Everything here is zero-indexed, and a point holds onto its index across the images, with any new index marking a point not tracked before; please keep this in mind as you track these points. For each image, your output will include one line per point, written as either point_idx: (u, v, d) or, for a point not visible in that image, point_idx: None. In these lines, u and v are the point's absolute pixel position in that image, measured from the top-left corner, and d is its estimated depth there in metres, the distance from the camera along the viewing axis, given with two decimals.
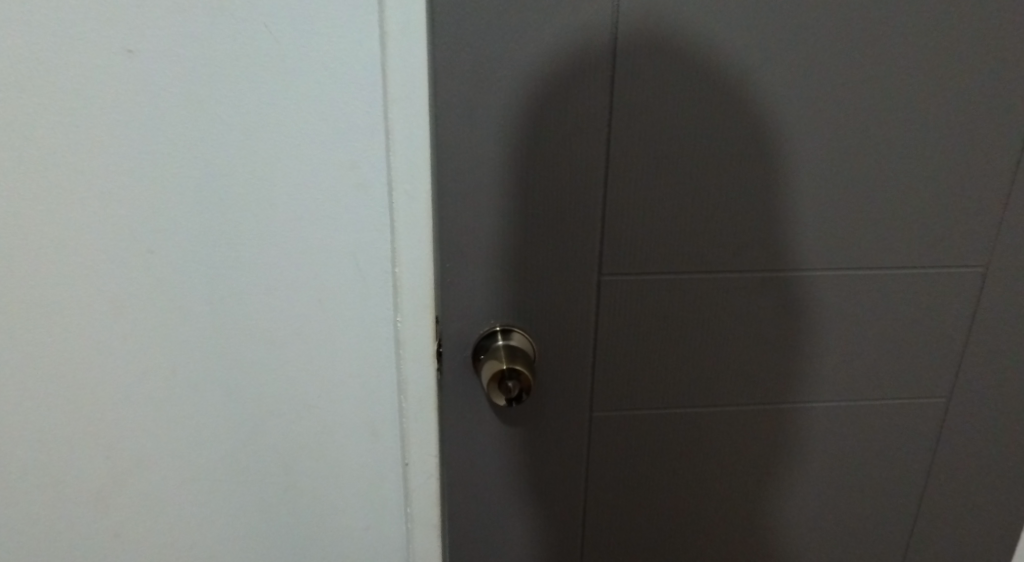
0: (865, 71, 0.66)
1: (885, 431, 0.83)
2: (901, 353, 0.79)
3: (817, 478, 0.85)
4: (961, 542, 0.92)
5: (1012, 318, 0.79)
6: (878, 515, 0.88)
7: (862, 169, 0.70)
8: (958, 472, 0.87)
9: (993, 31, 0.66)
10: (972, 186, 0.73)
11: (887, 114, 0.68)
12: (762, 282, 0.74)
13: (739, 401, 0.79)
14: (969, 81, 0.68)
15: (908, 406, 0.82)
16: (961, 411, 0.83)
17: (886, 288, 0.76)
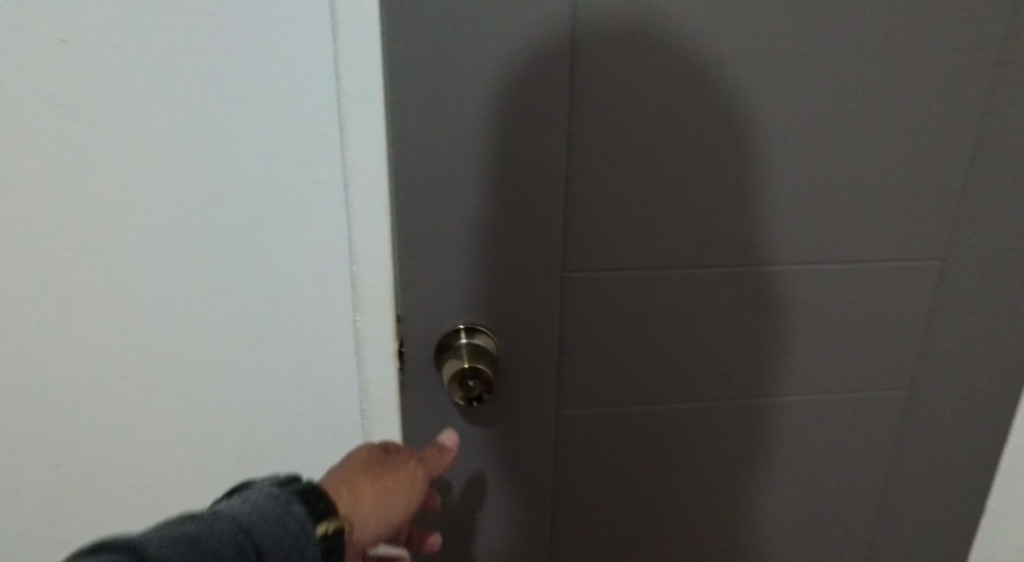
0: (823, 66, 0.67)
1: (853, 425, 0.85)
2: (862, 347, 0.81)
3: (786, 473, 0.86)
4: (926, 535, 0.93)
5: (968, 311, 0.81)
6: (843, 508, 0.89)
7: (830, 165, 0.71)
8: (923, 464, 0.88)
9: (947, 27, 0.67)
10: (926, 181, 0.74)
11: (846, 109, 0.69)
12: (730, 280, 0.74)
13: (710, 398, 0.79)
14: (924, 76, 0.69)
15: (870, 399, 0.84)
16: (924, 403, 0.84)
17: (846, 283, 0.77)
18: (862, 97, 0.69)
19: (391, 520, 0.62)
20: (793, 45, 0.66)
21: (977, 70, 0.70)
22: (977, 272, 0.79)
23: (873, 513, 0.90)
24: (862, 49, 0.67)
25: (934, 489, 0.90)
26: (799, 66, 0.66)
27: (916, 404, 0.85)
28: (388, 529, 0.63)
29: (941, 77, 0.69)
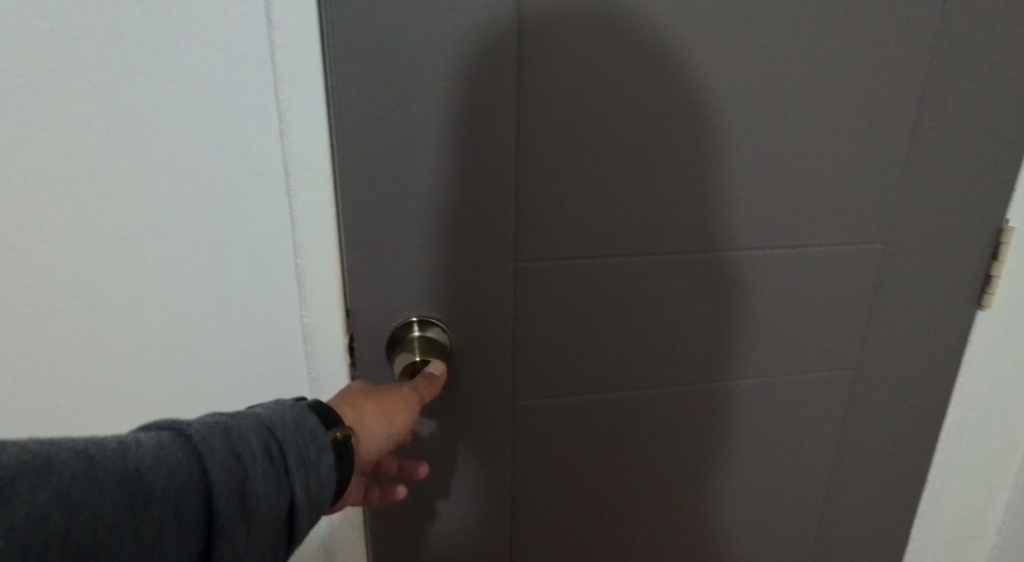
0: (764, 57, 0.68)
1: (798, 421, 0.87)
2: (804, 332, 0.83)
3: (736, 474, 0.88)
4: (877, 515, 0.95)
5: (905, 296, 0.83)
6: (792, 494, 0.91)
7: (785, 163, 0.73)
8: (871, 452, 0.89)
9: (880, 21, 0.69)
10: (864, 170, 0.76)
11: (785, 101, 0.71)
12: (684, 282, 0.76)
13: (665, 400, 0.81)
14: (859, 68, 0.71)
15: (814, 383, 0.86)
16: (864, 388, 0.87)
17: (786, 270, 0.79)
18: (822, 97, 0.71)
19: (390, 435, 0.59)
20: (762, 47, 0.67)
21: (906, 63, 0.72)
22: (913, 258, 0.82)
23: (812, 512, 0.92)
24: (826, 49, 0.69)
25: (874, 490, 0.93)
26: (765, 67, 0.68)
27: (860, 403, 0.87)
28: (386, 446, 0.59)
29: (895, 88, 0.73)
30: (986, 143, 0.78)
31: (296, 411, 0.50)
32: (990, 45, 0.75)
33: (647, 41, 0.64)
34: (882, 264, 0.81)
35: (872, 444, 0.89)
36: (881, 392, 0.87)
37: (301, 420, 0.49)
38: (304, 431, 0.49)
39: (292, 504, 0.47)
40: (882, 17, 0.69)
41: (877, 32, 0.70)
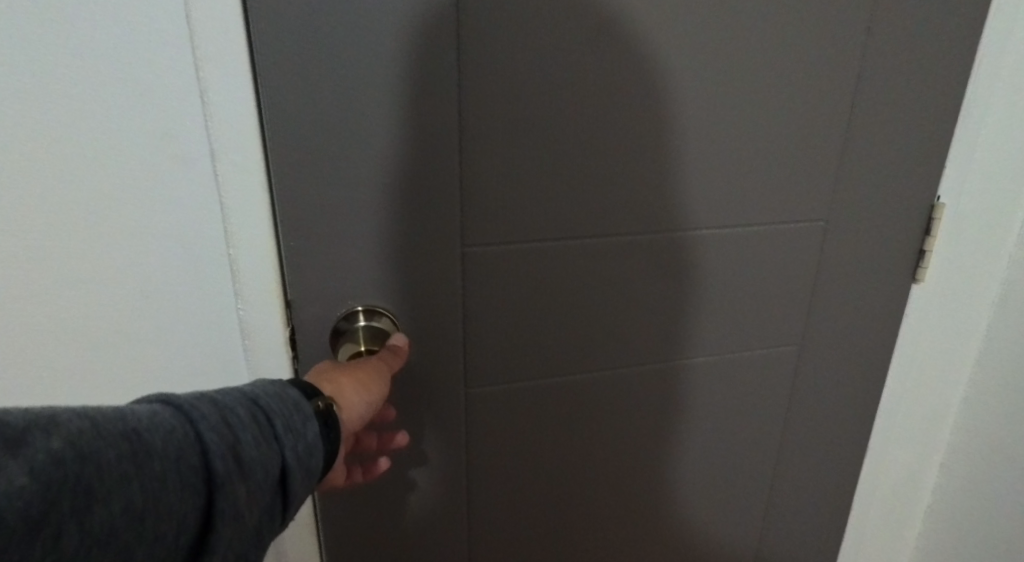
0: (703, 91, 0.58)
1: (761, 455, 0.79)
2: (756, 367, 0.74)
3: (690, 517, 0.80)
4: (774, 547, 0.87)
5: (868, 346, 0.77)
6: (731, 531, 0.84)
7: (716, 197, 0.63)
8: (813, 479, 0.84)
9: (845, 42, 0.61)
10: (819, 202, 0.67)
11: (727, 131, 0.60)
12: (628, 347, 0.66)
13: (622, 461, 0.73)
14: (820, 90, 0.62)
15: (765, 419, 0.77)
16: (822, 419, 0.80)
17: (728, 310, 0.69)
18: (752, 119, 0.61)
19: (370, 405, 0.50)
20: (673, 73, 0.57)
21: (876, 90, 0.64)
22: (874, 308, 0.75)
23: (773, 541, 0.87)
24: (750, 68, 0.59)
25: (822, 520, 0.87)
26: (679, 94, 0.58)
27: (824, 431, 0.81)
28: (367, 418, 0.50)
29: (843, 103, 0.63)
30: (947, 162, 0.70)
31: (277, 386, 0.43)
32: (959, 49, 0.65)
33: (533, 81, 0.53)
34: (840, 291, 0.73)
35: (838, 467, 0.84)
36: (846, 417, 0.81)
37: (282, 394, 0.42)
38: (288, 402, 0.42)
39: (235, 527, 0.37)
40: (817, 28, 0.59)
41: (812, 44, 0.59)
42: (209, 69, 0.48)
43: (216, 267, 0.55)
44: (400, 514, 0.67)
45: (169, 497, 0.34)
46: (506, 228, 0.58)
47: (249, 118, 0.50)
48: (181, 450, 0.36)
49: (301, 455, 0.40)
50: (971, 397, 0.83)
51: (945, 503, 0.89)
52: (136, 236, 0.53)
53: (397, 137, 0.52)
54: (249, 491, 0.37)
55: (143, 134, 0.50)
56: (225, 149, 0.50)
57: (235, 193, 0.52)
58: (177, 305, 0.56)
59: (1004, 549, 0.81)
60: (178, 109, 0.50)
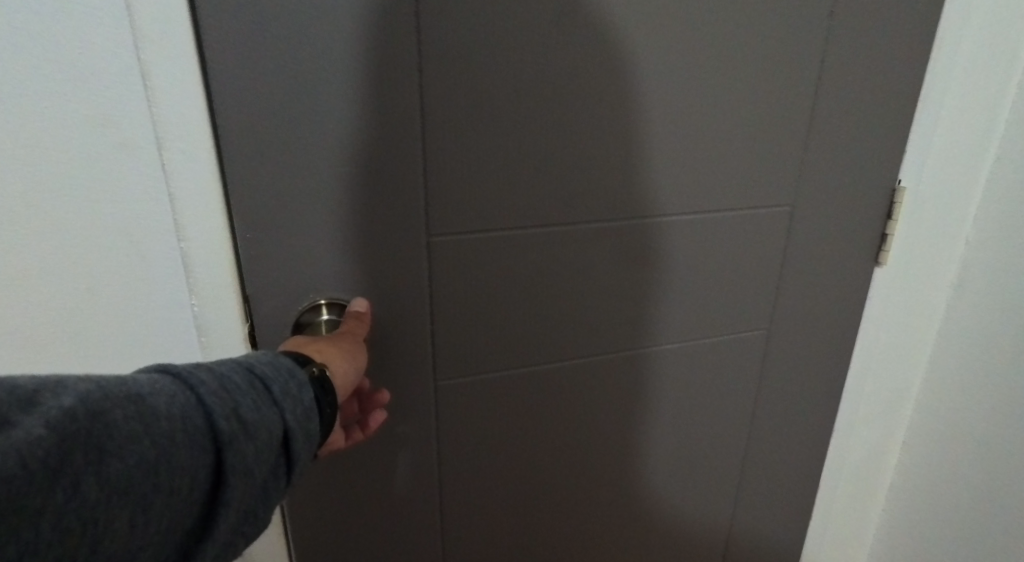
0: (670, 77, 0.58)
1: (730, 439, 0.80)
2: (725, 352, 0.74)
3: (661, 503, 0.80)
4: (746, 530, 0.89)
5: (833, 328, 0.78)
6: (702, 515, 0.84)
7: (683, 184, 0.62)
8: (781, 460, 0.85)
9: (809, 27, 0.61)
10: (785, 187, 0.67)
11: (694, 117, 0.60)
12: (598, 335, 0.66)
13: (593, 449, 0.72)
14: (785, 75, 0.62)
15: (734, 403, 0.78)
16: (790, 401, 0.81)
17: (698, 296, 0.69)
18: (718, 104, 0.60)
19: (359, 368, 0.51)
20: (639, 57, 0.56)
21: (840, 75, 0.64)
22: (838, 291, 0.76)
23: (743, 524, 0.88)
24: (717, 52, 0.58)
25: (789, 501, 0.89)
26: (645, 78, 0.57)
27: (791, 414, 0.82)
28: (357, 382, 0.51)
29: (806, 88, 0.63)
30: (906, 146, 0.71)
31: (271, 354, 0.43)
32: (917, 34, 0.65)
33: (497, 65, 0.52)
34: (805, 276, 0.73)
35: (804, 449, 0.85)
36: (812, 399, 0.82)
37: (278, 360, 0.42)
38: (285, 369, 0.42)
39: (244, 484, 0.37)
40: (781, 12, 0.59)
41: (776, 28, 0.59)
42: (153, 49, 0.45)
43: (165, 260, 0.53)
44: (371, 510, 0.66)
45: (178, 455, 0.35)
46: (473, 217, 0.56)
47: (198, 103, 0.48)
48: (185, 413, 0.36)
49: (301, 418, 0.41)
50: (929, 377, 0.85)
51: (905, 481, 0.91)
52: (76, 228, 0.50)
53: (357, 124, 0.51)
54: (256, 451, 0.38)
55: (81, 119, 0.46)
56: (174, 135, 0.48)
57: (185, 182, 0.49)
58: (124, 303, 0.53)
59: (959, 524, 0.84)
60: (118, 92, 0.46)
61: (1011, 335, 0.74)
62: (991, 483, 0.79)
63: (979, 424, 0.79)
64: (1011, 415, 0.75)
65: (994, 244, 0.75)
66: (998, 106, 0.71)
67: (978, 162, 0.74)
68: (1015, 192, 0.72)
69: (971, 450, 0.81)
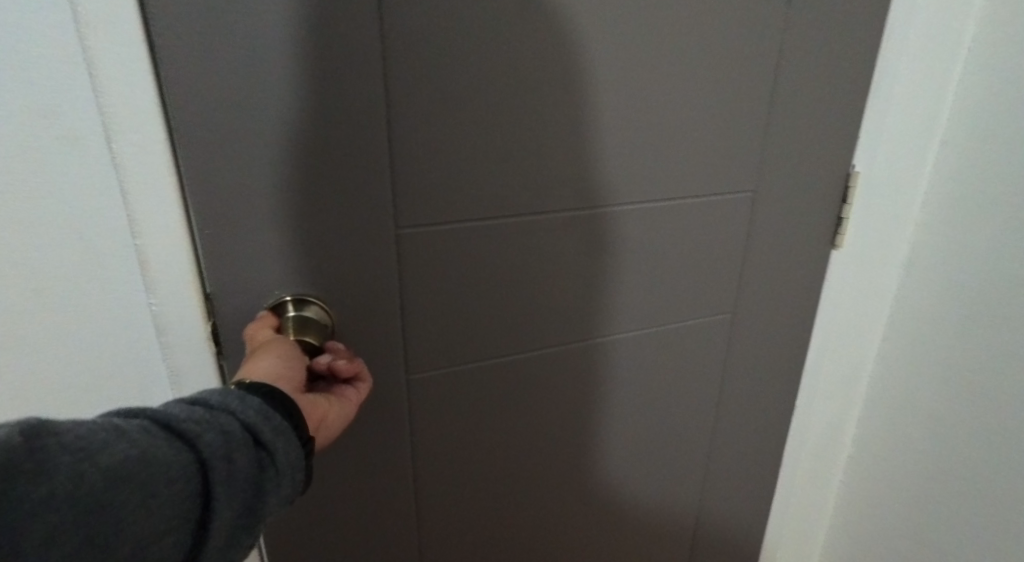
0: (633, 64, 0.57)
1: (698, 422, 0.82)
2: (691, 339, 0.75)
3: (633, 490, 0.81)
4: (714, 511, 0.90)
5: (794, 311, 0.80)
6: (673, 499, 0.86)
7: (647, 171, 0.63)
8: (747, 443, 0.87)
9: (767, 15, 0.61)
10: (747, 175, 0.68)
11: (658, 105, 0.60)
12: (568, 324, 0.66)
13: (565, 437, 0.72)
14: (745, 64, 0.62)
15: (701, 388, 0.79)
16: (754, 384, 0.83)
17: (664, 283, 0.70)
18: (680, 91, 0.61)
19: (282, 355, 0.48)
20: (601, 42, 0.55)
21: (797, 63, 0.65)
22: (798, 276, 0.78)
23: (711, 505, 0.89)
24: (678, 39, 0.58)
25: (754, 479, 0.91)
26: (607, 65, 0.56)
27: (755, 395, 0.84)
28: (294, 364, 0.48)
29: (766, 74, 0.64)
30: (859, 130, 0.73)
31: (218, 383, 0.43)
32: (869, 23, 0.67)
33: (460, 53, 0.51)
34: (767, 260, 0.75)
35: (767, 428, 0.88)
36: (774, 380, 0.84)
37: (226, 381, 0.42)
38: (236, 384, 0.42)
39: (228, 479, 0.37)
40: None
41: (736, 14, 0.60)
42: (98, 36, 0.43)
43: (120, 259, 0.50)
44: (344, 507, 0.64)
45: (150, 454, 0.34)
46: (441, 210, 0.55)
47: (149, 93, 0.45)
48: (141, 425, 0.35)
49: (262, 410, 0.40)
50: (883, 355, 0.88)
51: (861, 455, 0.94)
52: (21, 225, 0.47)
53: (319, 114, 0.49)
54: (227, 441, 0.37)
55: (24, 110, 0.44)
56: (124, 127, 0.46)
57: (139, 177, 0.47)
58: (78, 304, 0.51)
59: (912, 494, 0.87)
60: (63, 85, 0.44)
61: (959, 312, 0.77)
62: (941, 454, 0.82)
63: (929, 399, 0.82)
64: (958, 387, 0.78)
65: (941, 224, 0.77)
66: (944, 89, 0.74)
67: (926, 144, 0.76)
68: (961, 173, 0.74)
69: (922, 422, 0.84)
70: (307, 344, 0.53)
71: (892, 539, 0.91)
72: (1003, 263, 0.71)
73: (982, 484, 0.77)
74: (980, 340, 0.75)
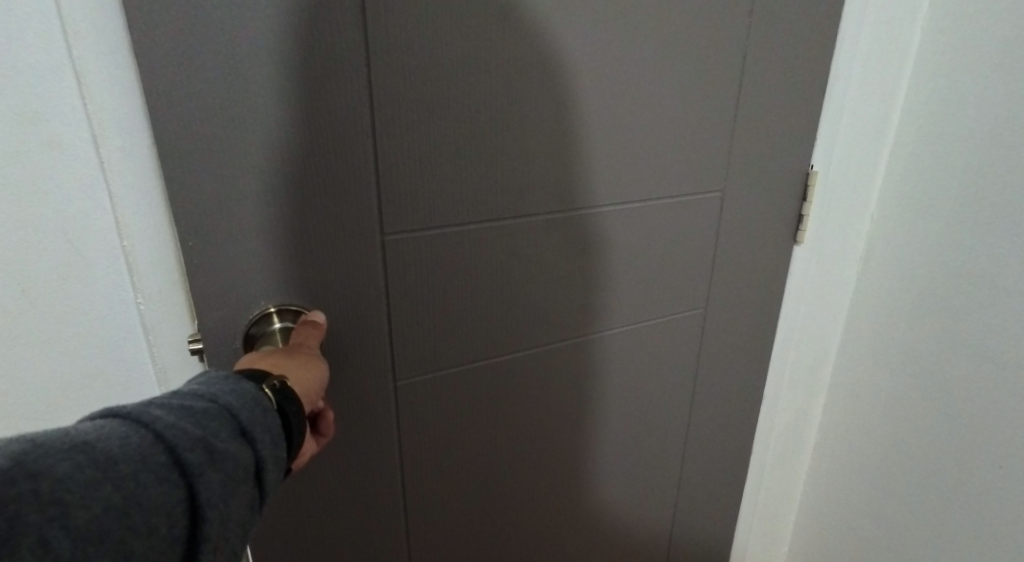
0: (605, 70, 0.59)
1: (674, 417, 0.84)
2: (666, 335, 0.77)
3: (612, 486, 0.83)
4: (689, 503, 0.92)
5: (761, 305, 0.83)
6: (650, 494, 0.87)
7: (622, 172, 0.64)
8: (720, 434, 0.90)
9: (732, 23, 0.64)
10: (715, 176, 0.70)
11: (631, 109, 0.62)
12: (548, 325, 0.67)
13: (546, 439, 0.73)
14: (711, 70, 0.64)
15: (676, 382, 0.81)
16: (726, 377, 0.85)
17: (640, 282, 0.71)
18: (651, 95, 0.62)
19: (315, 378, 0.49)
20: (574, 49, 0.57)
21: (760, 69, 0.68)
22: (765, 272, 0.81)
23: (687, 496, 0.91)
24: (650, 45, 0.60)
25: (725, 469, 0.93)
26: (580, 71, 0.58)
27: (726, 387, 0.86)
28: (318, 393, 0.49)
29: (732, 74, 0.66)
30: (816, 132, 0.76)
31: (228, 379, 0.42)
32: (825, 30, 0.70)
33: (440, 60, 0.51)
34: (735, 255, 0.77)
35: (737, 419, 0.90)
36: (743, 371, 0.86)
37: (239, 386, 0.41)
38: (247, 395, 0.41)
39: (224, 515, 0.37)
40: (706, 8, 0.61)
41: (704, 16, 0.62)
42: (83, 45, 0.43)
43: (107, 262, 0.50)
44: (332, 523, 0.62)
45: (145, 492, 0.35)
46: (423, 216, 0.55)
47: (133, 98, 0.45)
48: (144, 452, 0.35)
49: (270, 446, 0.41)
50: (845, 346, 0.91)
51: (824, 441, 0.98)
52: (8, 230, 0.47)
53: (303, 118, 0.48)
54: (227, 483, 0.38)
55: (12, 118, 0.44)
56: (107, 132, 0.45)
57: (125, 181, 0.46)
58: (60, 310, 0.50)
59: (874, 477, 0.90)
60: (47, 88, 0.44)
61: (913, 302, 0.81)
62: (901, 437, 0.85)
63: (889, 387, 0.86)
64: (914, 373, 0.82)
65: (896, 218, 0.81)
66: (894, 89, 0.77)
67: (879, 141, 0.80)
68: (913, 168, 0.78)
69: (884, 408, 0.87)
70: None
71: (857, 523, 0.94)
72: (957, 253, 0.75)
73: (942, 463, 0.81)
74: (934, 328, 0.79)
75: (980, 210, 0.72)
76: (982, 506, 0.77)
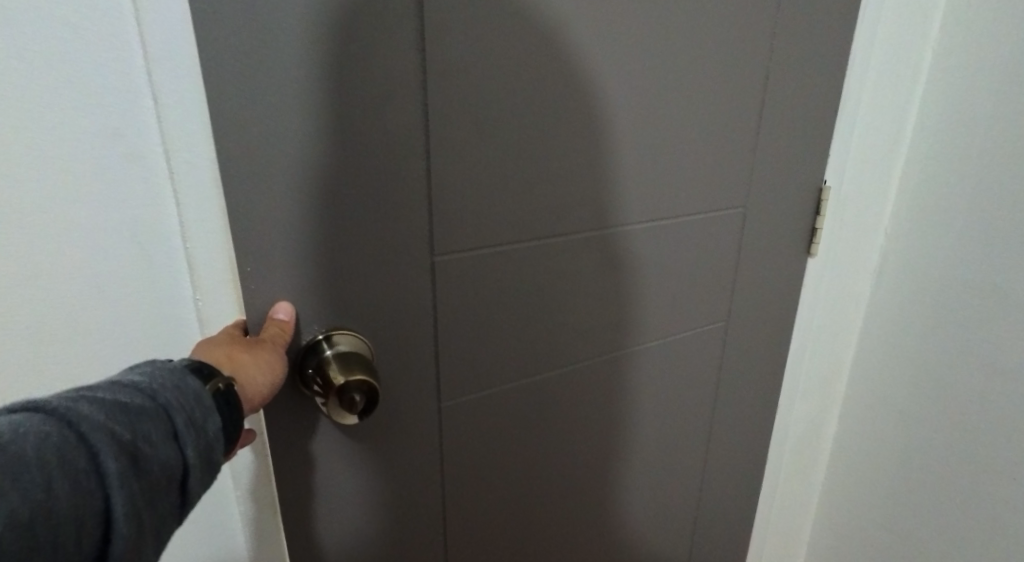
0: (636, 90, 0.59)
1: (693, 430, 0.83)
2: (689, 348, 0.77)
3: (634, 500, 0.82)
4: (705, 515, 0.92)
5: (780, 318, 0.83)
6: (669, 506, 0.87)
7: (651, 190, 0.64)
8: (737, 447, 0.89)
9: (755, 44, 0.65)
10: (739, 191, 0.71)
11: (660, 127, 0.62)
12: (586, 341, 0.67)
13: (577, 454, 0.73)
14: (734, 90, 0.65)
15: (696, 394, 0.81)
16: (744, 390, 0.86)
17: (667, 294, 0.71)
18: (677, 113, 0.63)
19: (268, 378, 0.46)
20: (604, 70, 0.57)
21: (781, 89, 0.69)
22: (784, 285, 0.81)
23: (705, 507, 0.91)
24: (678, 65, 0.61)
25: (742, 481, 0.93)
26: (612, 91, 0.58)
27: (744, 398, 0.86)
28: (263, 390, 0.46)
29: (754, 87, 0.67)
30: (830, 149, 0.77)
31: (171, 372, 0.41)
32: (841, 51, 0.72)
33: (482, 82, 0.52)
34: (756, 267, 0.77)
35: (754, 430, 0.90)
36: (761, 383, 0.87)
37: (180, 384, 0.40)
38: (187, 394, 0.40)
39: (137, 527, 0.36)
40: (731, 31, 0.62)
41: (729, 38, 0.63)
42: (156, 61, 0.42)
43: (172, 266, 0.50)
44: (372, 546, 0.62)
45: (57, 500, 0.33)
46: (473, 234, 0.56)
47: (199, 107, 0.44)
48: (64, 456, 0.34)
49: (201, 453, 0.40)
50: (859, 357, 0.92)
51: (838, 452, 0.98)
52: (81, 240, 0.47)
53: (353, 141, 0.48)
54: (145, 494, 0.37)
55: (91, 129, 0.44)
56: (177, 144, 0.44)
57: (190, 193, 0.46)
58: (123, 317, 0.50)
59: (889, 486, 0.91)
60: (122, 98, 0.44)
61: (927, 314, 0.82)
62: (916, 448, 0.86)
63: (902, 397, 0.87)
64: (930, 382, 0.83)
65: (909, 231, 0.82)
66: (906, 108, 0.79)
67: (892, 153, 0.81)
68: (927, 180, 0.79)
69: (898, 418, 0.88)
70: (327, 368, 0.50)
71: (871, 533, 0.95)
72: (970, 266, 0.76)
73: (956, 473, 0.81)
74: (948, 339, 0.80)
75: (993, 222, 0.73)
76: (995, 515, 0.78)
